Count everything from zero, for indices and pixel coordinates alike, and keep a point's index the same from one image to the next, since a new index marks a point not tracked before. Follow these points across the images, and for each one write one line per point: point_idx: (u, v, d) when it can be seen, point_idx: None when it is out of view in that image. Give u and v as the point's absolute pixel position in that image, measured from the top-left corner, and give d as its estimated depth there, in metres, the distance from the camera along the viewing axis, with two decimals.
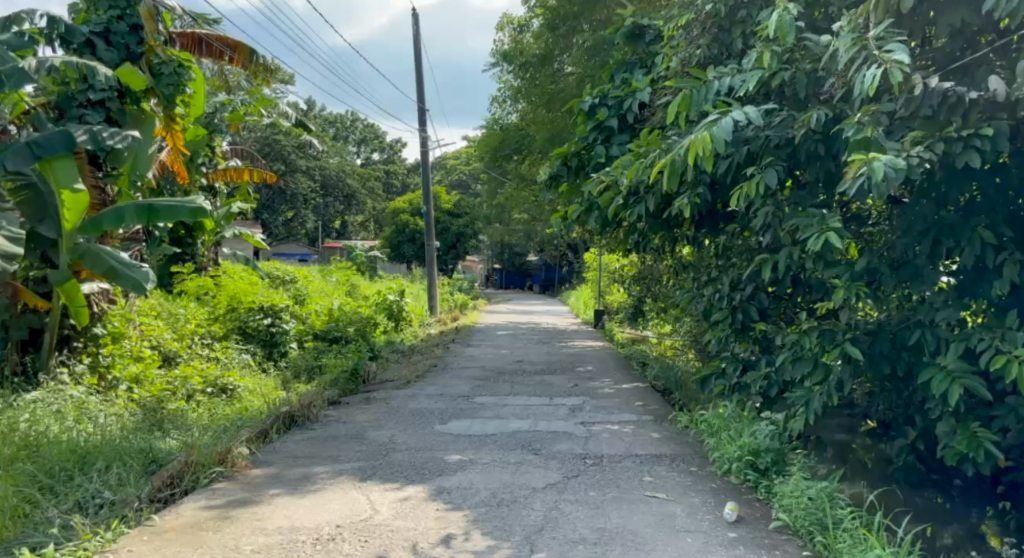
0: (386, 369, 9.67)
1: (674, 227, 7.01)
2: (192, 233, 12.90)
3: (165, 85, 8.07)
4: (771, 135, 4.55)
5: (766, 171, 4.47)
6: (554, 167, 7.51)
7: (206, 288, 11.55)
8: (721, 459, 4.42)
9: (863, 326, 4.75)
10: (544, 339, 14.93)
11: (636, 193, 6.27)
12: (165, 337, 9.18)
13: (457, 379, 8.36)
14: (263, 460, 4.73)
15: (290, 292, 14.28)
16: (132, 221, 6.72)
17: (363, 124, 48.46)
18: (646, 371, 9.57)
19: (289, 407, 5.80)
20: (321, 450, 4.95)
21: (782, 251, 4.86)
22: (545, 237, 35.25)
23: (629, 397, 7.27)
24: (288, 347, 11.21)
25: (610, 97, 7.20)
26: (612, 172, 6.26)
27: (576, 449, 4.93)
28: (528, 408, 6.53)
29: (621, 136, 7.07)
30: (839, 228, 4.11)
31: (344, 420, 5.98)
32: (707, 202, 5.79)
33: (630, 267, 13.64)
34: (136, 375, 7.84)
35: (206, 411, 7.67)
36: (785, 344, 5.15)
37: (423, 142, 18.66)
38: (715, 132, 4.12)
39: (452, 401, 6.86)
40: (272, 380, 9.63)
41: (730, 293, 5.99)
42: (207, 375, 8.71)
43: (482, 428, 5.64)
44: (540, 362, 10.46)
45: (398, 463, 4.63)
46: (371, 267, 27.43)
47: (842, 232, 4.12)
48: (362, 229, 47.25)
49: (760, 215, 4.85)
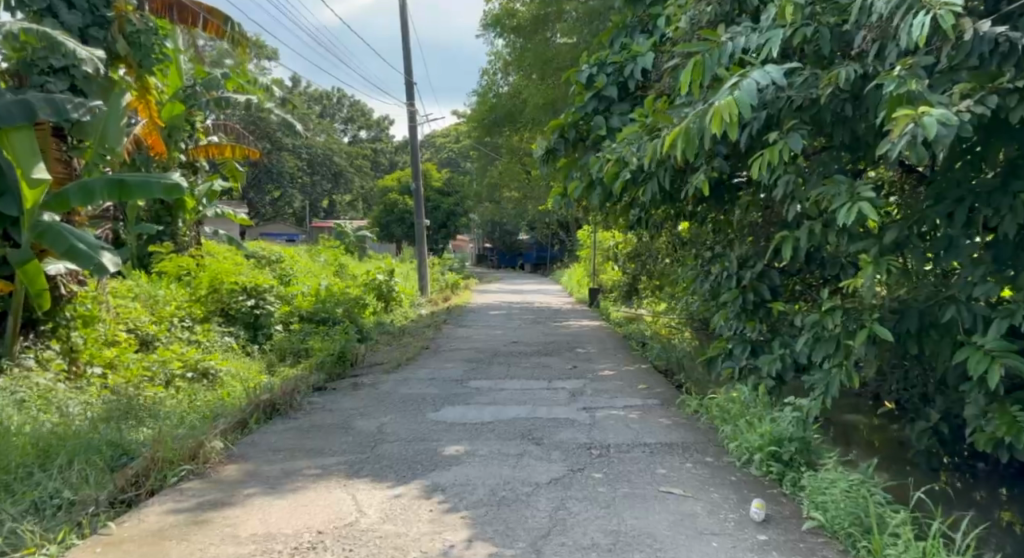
0: (375, 351, 9.31)
1: (678, 201, 6.61)
2: (171, 212, 12.43)
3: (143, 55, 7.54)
4: (794, 97, 4.15)
5: (788, 137, 4.08)
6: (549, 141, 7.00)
7: (187, 269, 11.10)
8: (740, 447, 4.07)
9: (888, 303, 4.39)
10: (539, 318, 14.62)
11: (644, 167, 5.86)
12: (143, 320, 8.77)
13: (449, 361, 7.96)
14: (240, 455, 4.33)
15: (275, 272, 13.80)
16: (102, 198, 6.10)
17: (349, 102, 47.56)
18: (645, 352, 9.23)
19: (271, 394, 5.39)
20: (304, 442, 4.57)
21: (804, 226, 4.48)
22: (537, 214, 34.93)
23: (631, 379, 6.92)
24: (273, 330, 10.80)
25: (608, 63, 6.71)
26: (616, 145, 5.83)
27: (580, 438, 4.57)
28: (526, 392, 6.15)
29: (622, 106, 6.61)
30: (872, 197, 3.74)
31: (330, 407, 5.59)
32: (719, 174, 5.38)
33: (624, 244, 13.28)
34: (110, 358, 7.51)
35: (185, 397, 7.34)
36: (804, 325, 4.77)
37: (411, 117, 18.14)
38: (739, 96, 3.69)
39: (445, 385, 6.48)
40: (256, 364, 9.25)
41: (740, 271, 5.63)
42: (187, 359, 8.33)
43: (478, 416, 5.27)
44: (535, 343, 10.10)
45: (388, 456, 4.25)
46: (360, 246, 27.05)
47: (875, 201, 3.74)
48: (350, 208, 46.59)
49: (780, 186, 4.46)
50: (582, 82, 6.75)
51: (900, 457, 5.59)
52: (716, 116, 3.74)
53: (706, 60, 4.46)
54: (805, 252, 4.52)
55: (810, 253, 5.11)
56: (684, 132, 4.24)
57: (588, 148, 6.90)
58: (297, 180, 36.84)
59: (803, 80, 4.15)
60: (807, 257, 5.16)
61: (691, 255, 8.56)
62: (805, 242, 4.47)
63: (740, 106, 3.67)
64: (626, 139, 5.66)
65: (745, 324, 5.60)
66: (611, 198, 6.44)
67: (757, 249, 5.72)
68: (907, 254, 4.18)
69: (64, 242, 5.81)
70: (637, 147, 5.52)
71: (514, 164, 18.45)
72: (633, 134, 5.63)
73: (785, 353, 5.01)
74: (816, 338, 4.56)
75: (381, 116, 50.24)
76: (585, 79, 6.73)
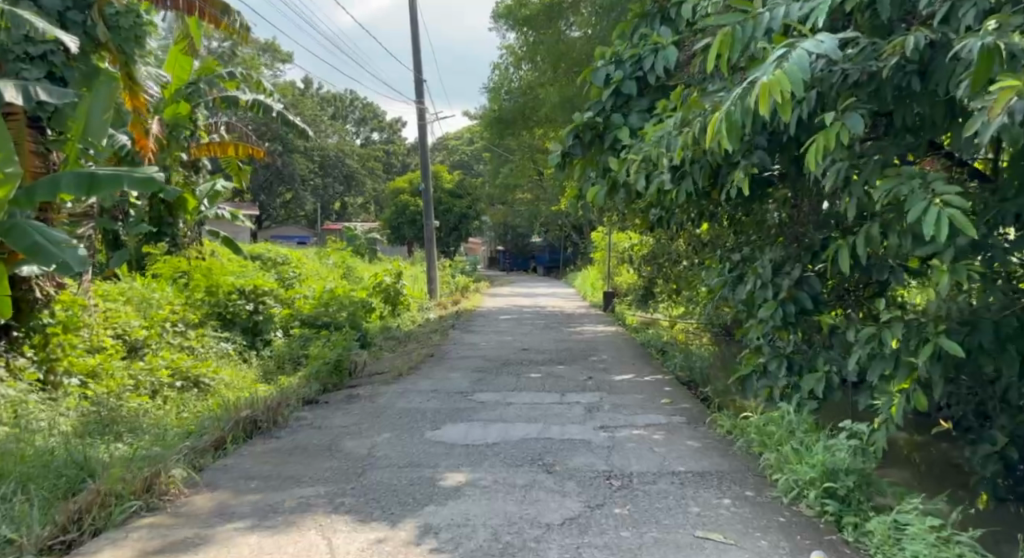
0: (377, 359, 8.78)
1: (705, 200, 6.00)
2: (173, 212, 12.00)
3: (123, 39, 6.68)
4: (850, 72, 3.55)
5: (847, 118, 3.48)
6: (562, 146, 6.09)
7: (181, 272, 10.57)
8: (786, 481, 3.48)
9: (957, 313, 3.81)
10: (551, 323, 14.04)
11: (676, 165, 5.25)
12: (132, 325, 8.27)
13: (454, 371, 7.40)
14: (208, 483, 3.75)
15: (277, 274, 13.32)
16: (69, 191, 5.25)
17: (362, 104, 47.26)
18: (665, 360, 8.63)
19: (251, 410, 4.84)
20: (284, 467, 4.01)
21: (861, 227, 3.94)
22: (550, 216, 34.38)
23: (652, 393, 6.33)
24: (273, 335, 10.31)
25: (625, 57, 5.87)
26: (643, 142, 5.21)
27: (598, 465, 3.99)
28: (537, 408, 5.57)
29: (642, 102, 5.84)
30: (960, 200, 3.18)
31: (318, 425, 5.03)
32: (756, 169, 4.76)
33: (639, 245, 12.64)
34: (93, 368, 7.03)
35: (171, 408, 6.91)
36: (857, 340, 4.19)
37: (421, 115, 17.63)
38: (789, 71, 3.04)
39: (448, 399, 5.90)
40: (252, 373, 8.79)
41: (775, 279, 5.06)
42: (176, 366, 7.87)
43: (483, 435, 4.71)
44: (547, 350, 9.49)
45: (377, 486, 3.68)
46: (370, 249, 26.62)
47: (964, 205, 3.19)
48: (362, 211, 46.17)
49: (832, 176, 3.85)
50: (598, 82, 5.88)
51: (957, 483, 4.97)
52: (765, 94, 3.10)
53: (737, 34, 3.71)
54: (864, 259, 3.96)
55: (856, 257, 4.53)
56: (727, 116, 3.58)
57: (606, 150, 5.88)
58: (308, 182, 36.51)
59: (861, 51, 3.54)
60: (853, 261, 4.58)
61: (712, 258, 7.92)
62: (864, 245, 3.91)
63: (793, 80, 3.01)
64: (655, 135, 5.02)
65: (778, 334, 5.04)
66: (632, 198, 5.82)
67: (794, 252, 5.16)
68: (983, 254, 3.60)
69: (29, 239, 5.01)
70: (666, 144, 4.88)
71: (525, 163, 17.86)
72: (661, 129, 4.96)
73: (832, 372, 4.46)
74: (870, 354, 4.00)
75: (393, 118, 49.81)
76: (601, 78, 5.86)
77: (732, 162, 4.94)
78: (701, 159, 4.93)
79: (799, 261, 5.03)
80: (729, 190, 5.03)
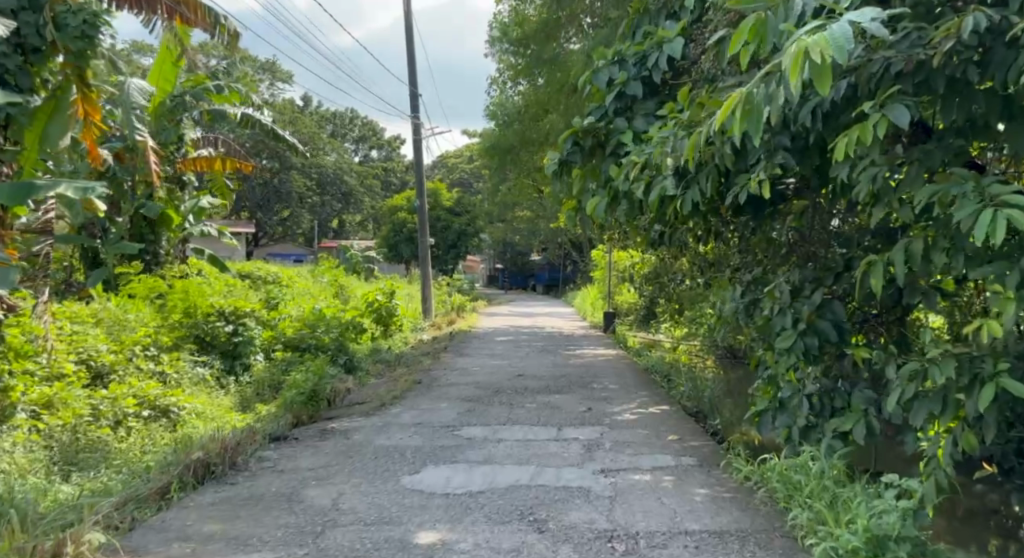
0: (363, 386, 8.21)
1: (712, 213, 5.48)
2: (154, 229, 11.48)
3: (71, 38, 5.55)
4: (892, 60, 3.08)
5: (891, 109, 2.99)
6: (560, 153, 5.46)
7: (158, 293, 9.98)
8: (823, 549, 2.96)
9: (1014, 346, 3.27)
10: (549, 346, 13.48)
11: (684, 174, 4.70)
12: (99, 349, 7.69)
13: (443, 400, 6.83)
14: (134, 547, 3.16)
15: (263, 293, 12.76)
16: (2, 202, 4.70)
17: (362, 121, 47.01)
18: (670, 388, 8.07)
19: (205, 452, 4.26)
20: (233, 525, 3.44)
21: (898, 243, 3.40)
22: (550, 233, 33.92)
23: (656, 427, 5.77)
24: (253, 359, 9.76)
25: (628, 55, 5.37)
26: (647, 147, 4.69)
27: (598, 523, 3.43)
28: (530, 446, 5.00)
29: (648, 104, 5.30)
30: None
31: (282, 468, 4.46)
32: (779, 176, 4.22)
33: (641, 265, 12.10)
34: (49, 398, 6.51)
35: (134, 441, 6.38)
36: (895, 376, 3.65)
37: (416, 130, 17.15)
38: (823, 40, 2.51)
39: (432, 434, 5.33)
40: (228, 401, 8.24)
41: (793, 305, 4.58)
42: (144, 394, 7.29)
43: (468, 481, 4.15)
44: (544, 376, 8.93)
45: (339, 551, 3.12)
46: (368, 268, 26.07)
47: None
48: (361, 228, 45.69)
49: (867, 184, 3.33)
50: (600, 85, 5.31)
51: None
52: (797, 61, 2.56)
53: (770, 19, 3.12)
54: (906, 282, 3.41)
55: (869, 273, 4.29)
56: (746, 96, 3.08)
57: (608, 158, 5.27)
58: (305, 201, 36.10)
59: (905, 36, 3.08)
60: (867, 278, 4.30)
61: (719, 277, 7.39)
62: (904, 265, 3.37)
63: (836, 45, 2.46)
64: (659, 138, 4.52)
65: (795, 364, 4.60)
66: (635, 214, 5.25)
67: (812, 274, 4.69)
68: None
69: None
70: (672, 145, 4.35)
71: (523, 181, 17.33)
72: (668, 130, 4.45)
73: (870, 417, 4.15)
74: (914, 396, 3.52)
75: (392, 135, 49.46)
76: (603, 81, 5.30)
77: (746, 168, 4.42)
78: (710, 163, 4.40)
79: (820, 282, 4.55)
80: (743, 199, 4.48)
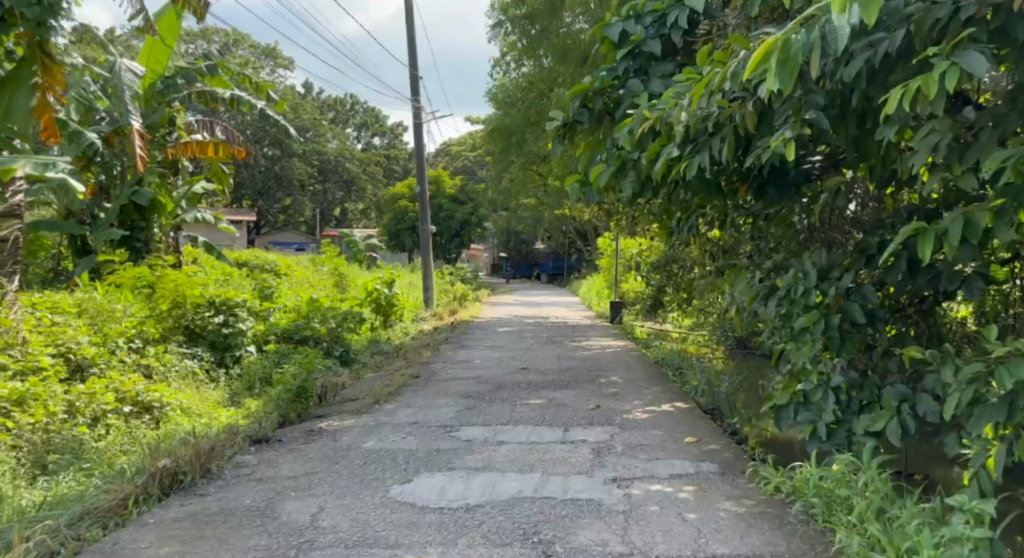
0: (357, 380, 7.78)
1: (731, 190, 5.01)
2: (145, 215, 10.97)
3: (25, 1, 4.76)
4: (962, 3, 2.72)
5: (963, 57, 2.59)
6: (564, 115, 5.00)
7: (145, 281, 9.53)
8: None
9: None
10: (554, 337, 13.03)
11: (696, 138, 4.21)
12: (79, 341, 7.22)
13: (440, 397, 6.40)
14: None
15: (257, 282, 12.32)
16: None
17: (363, 108, 46.49)
18: (682, 383, 7.62)
19: (173, 460, 3.85)
20: (194, 546, 3.04)
21: (954, 214, 3.02)
22: (554, 221, 33.39)
23: (670, 427, 5.34)
24: (244, 352, 9.33)
25: (645, 11, 4.87)
26: (659, 104, 4.19)
27: (614, 545, 3.03)
28: (534, 449, 4.56)
29: (666, 66, 4.78)
30: None
31: (259, 475, 4.04)
32: (810, 138, 3.76)
33: (648, 252, 11.65)
34: (21, 394, 6.04)
35: (112, 442, 5.94)
36: (953, 378, 3.24)
37: (416, 113, 16.65)
38: None
39: (427, 436, 4.89)
40: (216, 395, 7.82)
41: (819, 287, 4.17)
42: (126, 388, 6.85)
43: (467, 489, 3.76)
44: (549, 370, 8.49)
45: None
46: (370, 257, 25.60)
47: None
48: (362, 217, 45.17)
49: (924, 146, 2.95)
50: (612, 38, 4.85)
51: None
52: None
53: None
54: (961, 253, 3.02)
55: (906, 253, 3.87)
56: (784, 44, 2.78)
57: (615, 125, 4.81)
58: (306, 188, 35.64)
59: None
60: (909, 261, 3.87)
61: (733, 264, 6.92)
62: (960, 238, 2.98)
63: None
64: (673, 92, 4.04)
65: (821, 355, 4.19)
66: (645, 190, 4.78)
67: (842, 257, 4.25)
68: None
69: None
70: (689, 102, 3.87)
71: (526, 167, 16.83)
72: (685, 85, 3.98)
73: (904, 414, 3.75)
74: (972, 399, 3.12)
75: (394, 123, 48.90)
76: (615, 34, 4.83)
77: (771, 131, 3.94)
78: (725, 123, 3.89)
79: (849, 266, 4.14)
80: (761, 163, 4.00)
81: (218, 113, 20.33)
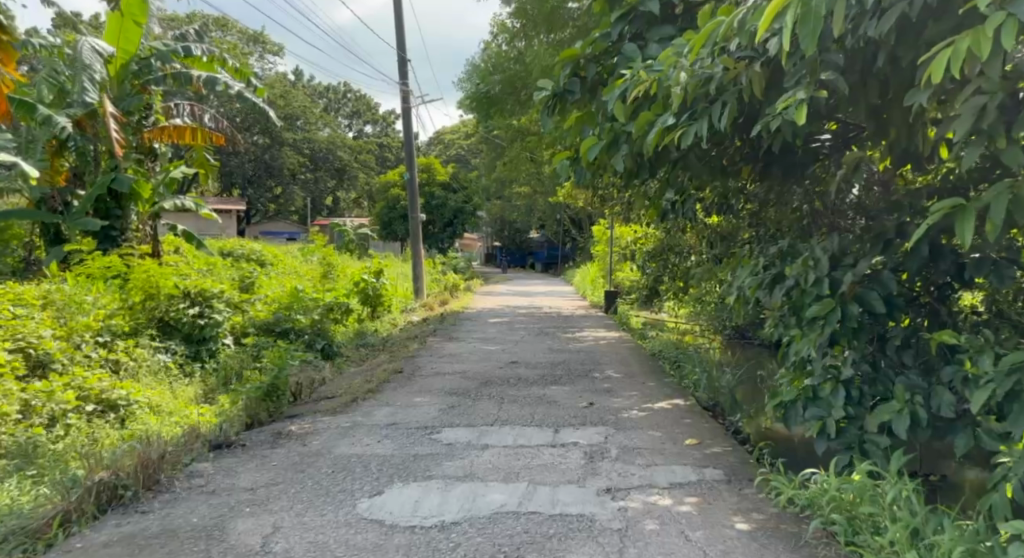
0: (337, 375, 7.36)
1: (735, 168, 4.57)
2: (121, 202, 10.41)
3: None
4: None
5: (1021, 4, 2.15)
6: (553, 84, 4.56)
7: (116, 272, 9.11)
8: None
9: None
10: (547, 328, 12.61)
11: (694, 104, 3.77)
12: (41, 335, 6.73)
13: (424, 394, 5.98)
14: None
15: (239, 272, 11.87)
16: None
17: (355, 95, 45.77)
18: (680, 376, 7.21)
19: (114, 471, 3.44)
20: None
21: (996, 187, 2.59)
22: (550, 209, 32.88)
23: (669, 428, 4.92)
24: (221, 345, 8.90)
25: None
26: (656, 65, 3.75)
27: None
28: (519, 454, 4.16)
29: (666, 29, 4.32)
30: None
31: (212, 487, 3.63)
32: (826, 102, 3.32)
33: (645, 240, 11.20)
34: None
35: (68, 445, 5.50)
36: (989, 373, 2.87)
37: (405, 97, 16.11)
38: None
39: (404, 440, 4.48)
40: (189, 391, 7.39)
41: (833, 274, 3.75)
42: (89, 386, 6.40)
43: (442, 501, 3.36)
44: (541, 363, 8.08)
45: None
46: (362, 247, 25.11)
47: None
48: (355, 207, 44.59)
49: (965, 112, 2.53)
50: None
51: None
52: None
53: None
54: (1003, 232, 2.62)
55: (929, 237, 3.46)
56: None
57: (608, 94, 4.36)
58: (297, 177, 35.09)
59: None
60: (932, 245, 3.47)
61: (734, 250, 6.51)
62: (1004, 216, 2.56)
63: None
64: (671, 51, 3.59)
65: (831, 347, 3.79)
66: (641, 167, 4.34)
67: (858, 242, 3.83)
68: None
69: None
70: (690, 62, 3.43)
71: (519, 153, 16.32)
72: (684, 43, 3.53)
73: (916, 405, 3.38)
74: (1010, 393, 2.79)
75: (387, 111, 48.23)
76: None
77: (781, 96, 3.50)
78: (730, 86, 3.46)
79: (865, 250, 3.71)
80: (770, 132, 3.56)
81: (203, 98, 19.75)
